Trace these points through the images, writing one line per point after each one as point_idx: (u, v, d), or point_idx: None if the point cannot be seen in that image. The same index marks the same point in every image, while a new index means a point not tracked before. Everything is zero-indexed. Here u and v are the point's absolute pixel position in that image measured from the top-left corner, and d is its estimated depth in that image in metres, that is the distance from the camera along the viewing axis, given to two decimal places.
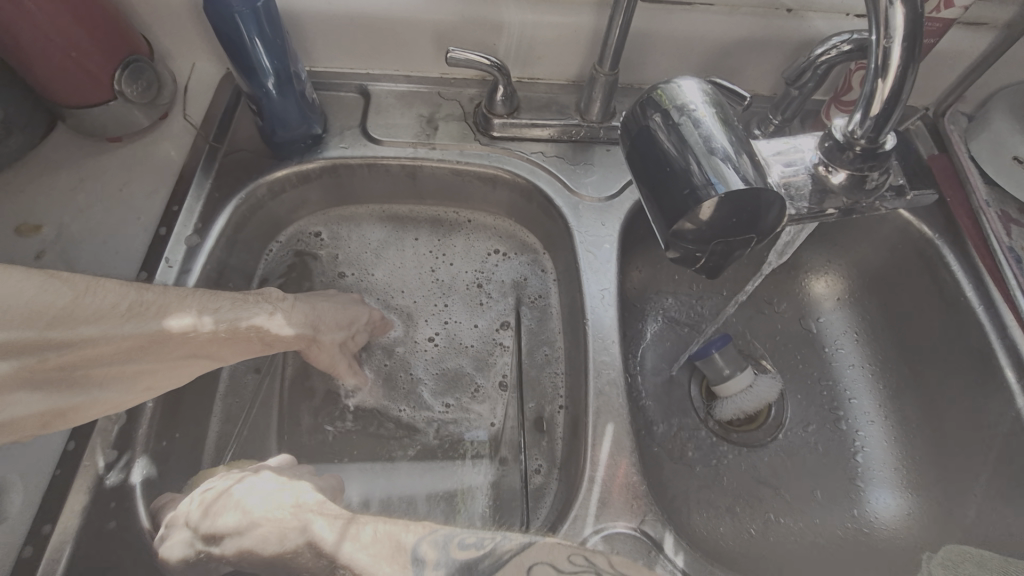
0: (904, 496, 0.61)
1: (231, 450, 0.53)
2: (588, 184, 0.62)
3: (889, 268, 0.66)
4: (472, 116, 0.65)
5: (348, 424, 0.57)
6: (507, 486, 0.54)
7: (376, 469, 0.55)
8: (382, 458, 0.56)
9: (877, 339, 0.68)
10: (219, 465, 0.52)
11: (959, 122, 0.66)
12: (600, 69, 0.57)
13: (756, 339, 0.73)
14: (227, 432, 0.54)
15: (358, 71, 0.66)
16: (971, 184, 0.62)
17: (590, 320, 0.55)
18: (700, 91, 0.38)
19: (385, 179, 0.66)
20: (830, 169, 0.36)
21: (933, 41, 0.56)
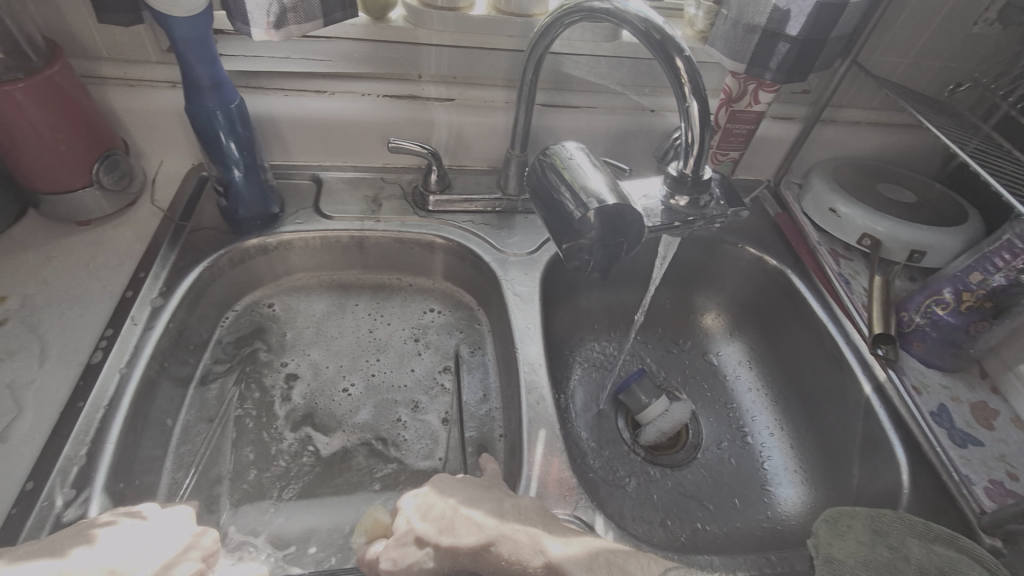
0: (806, 492, 0.70)
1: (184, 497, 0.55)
2: (512, 244, 0.75)
3: (761, 302, 0.81)
4: (411, 195, 0.78)
5: (303, 465, 0.61)
6: None
7: (327, 503, 0.58)
8: (335, 495, 0.59)
9: (765, 363, 0.81)
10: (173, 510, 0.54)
11: (792, 188, 0.86)
12: (513, 152, 0.71)
13: (669, 374, 0.84)
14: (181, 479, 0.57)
15: (311, 163, 0.78)
16: (806, 230, 0.80)
17: (519, 350, 0.65)
18: (578, 148, 0.52)
19: (337, 250, 0.75)
20: (674, 197, 0.49)
21: (754, 128, 0.76)
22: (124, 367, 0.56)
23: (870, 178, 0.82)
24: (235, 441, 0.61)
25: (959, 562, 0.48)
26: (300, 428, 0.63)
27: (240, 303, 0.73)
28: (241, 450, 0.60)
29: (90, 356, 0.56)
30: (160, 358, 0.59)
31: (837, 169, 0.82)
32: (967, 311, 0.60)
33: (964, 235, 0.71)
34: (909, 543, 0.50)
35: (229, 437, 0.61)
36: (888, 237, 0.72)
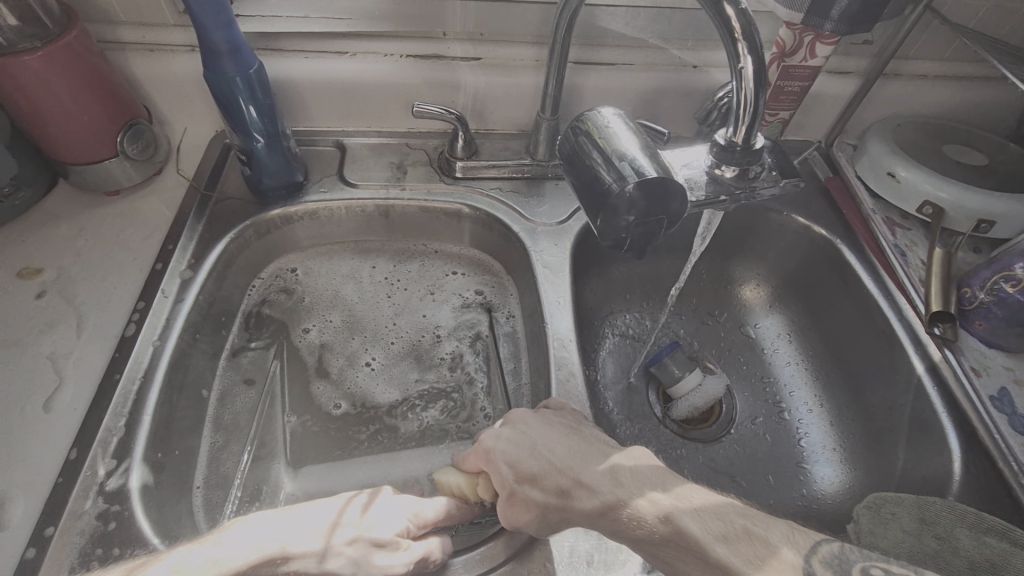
0: (845, 471, 0.67)
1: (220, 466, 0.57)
2: (541, 213, 0.72)
3: (805, 273, 0.77)
4: (437, 162, 0.75)
5: (334, 436, 0.61)
6: None
7: (359, 458, 0.60)
8: (367, 464, 0.59)
9: (806, 336, 0.77)
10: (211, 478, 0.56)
11: (846, 150, 0.79)
12: (543, 116, 0.67)
13: (703, 347, 0.81)
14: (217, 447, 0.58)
15: (334, 129, 0.76)
16: (859, 197, 0.74)
17: (549, 324, 0.63)
18: (616, 116, 0.48)
19: (362, 219, 0.74)
20: (721, 168, 0.45)
21: (808, 84, 0.69)
22: (157, 340, 0.56)
23: (934, 139, 0.75)
24: (271, 411, 0.61)
25: (1013, 556, 0.45)
26: (329, 398, 0.63)
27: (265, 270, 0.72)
28: (275, 419, 0.61)
29: (124, 329, 0.57)
30: (192, 331, 0.60)
31: (897, 129, 0.75)
32: None
33: None
34: (957, 534, 0.47)
35: (262, 404, 0.62)
36: (952, 204, 0.66)
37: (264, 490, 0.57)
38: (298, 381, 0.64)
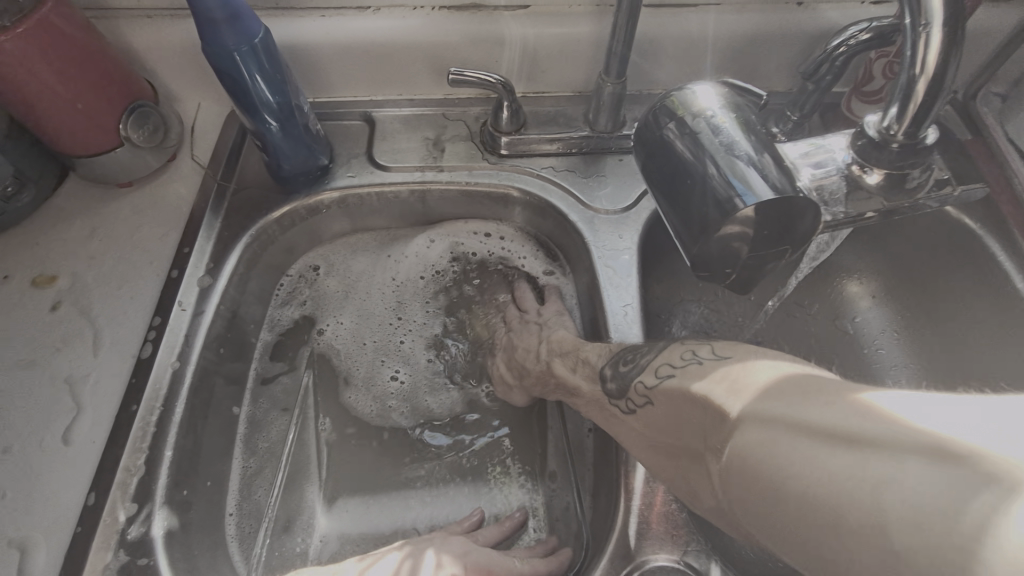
0: None
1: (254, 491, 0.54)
2: (602, 197, 0.61)
3: (928, 262, 0.62)
4: (479, 135, 0.64)
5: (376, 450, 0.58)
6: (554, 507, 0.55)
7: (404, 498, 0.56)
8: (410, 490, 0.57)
9: (919, 336, 0.64)
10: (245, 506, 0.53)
11: (992, 103, 0.62)
12: (606, 79, 0.55)
13: (795, 346, 0.67)
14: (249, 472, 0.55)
15: (361, 98, 0.66)
16: (1011, 168, 0.58)
17: (615, 338, 0.53)
18: (715, 95, 0.36)
19: (394, 204, 0.64)
20: (865, 170, 0.33)
21: None
22: (176, 361, 0.51)
23: None
24: (312, 433, 0.58)
25: None
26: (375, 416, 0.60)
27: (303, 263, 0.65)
28: (311, 438, 0.58)
29: (140, 348, 0.52)
30: (214, 347, 0.54)
31: None
32: None
33: None
34: None
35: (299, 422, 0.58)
36: None
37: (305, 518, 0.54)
38: (336, 396, 0.61)
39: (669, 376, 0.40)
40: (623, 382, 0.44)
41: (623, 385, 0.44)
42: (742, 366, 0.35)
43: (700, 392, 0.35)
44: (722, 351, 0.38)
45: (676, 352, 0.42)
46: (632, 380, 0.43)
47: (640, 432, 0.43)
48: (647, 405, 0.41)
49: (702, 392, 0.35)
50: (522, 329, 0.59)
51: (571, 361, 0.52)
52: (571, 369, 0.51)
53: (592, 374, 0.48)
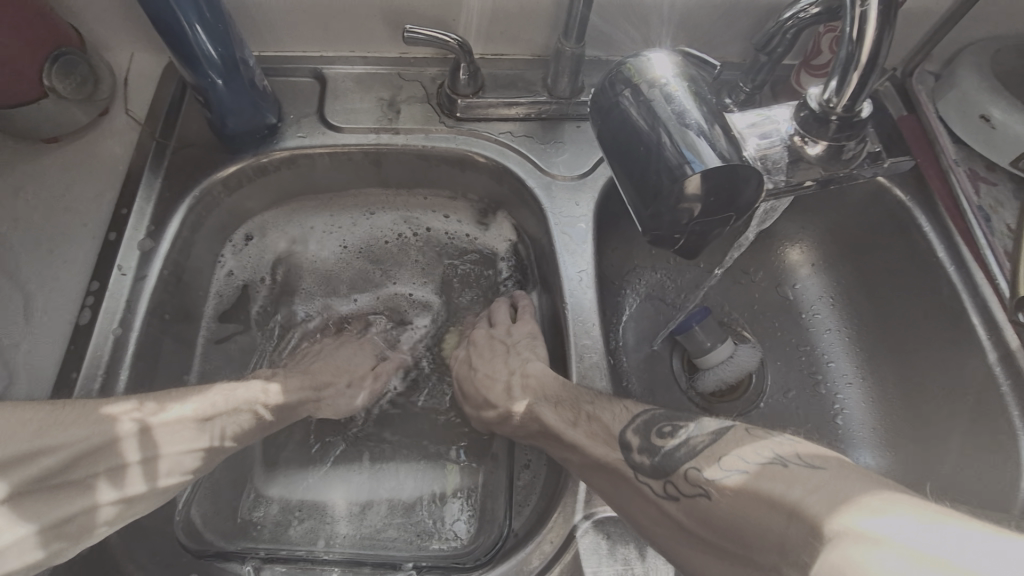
0: (882, 455, 0.62)
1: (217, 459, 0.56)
2: (560, 163, 0.61)
3: (864, 233, 0.66)
4: (436, 97, 0.63)
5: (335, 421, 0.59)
6: (497, 481, 0.55)
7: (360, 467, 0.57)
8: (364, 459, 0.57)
9: (851, 301, 0.69)
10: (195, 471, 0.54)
11: (927, 81, 0.66)
12: (565, 43, 0.55)
13: (734, 308, 0.72)
14: None
15: (312, 54, 0.63)
16: (940, 144, 0.62)
17: (569, 304, 0.55)
18: (671, 64, 0.36)
19: (350, 167, 0.63)
20: (807, 141, 0.35)
21: None
22: (117, 328, 0.50)
23: None
24: None
25: None
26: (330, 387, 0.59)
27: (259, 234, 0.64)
28: None
29: (78, 316, 0.50)
30: (159, 313, 0.53)
31: (999, 56, 0.61)
32: None
33: None
34: None
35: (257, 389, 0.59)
36: None
37: (262, 483, 0.56)
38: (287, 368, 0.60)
39: (739, 471, 0.39)
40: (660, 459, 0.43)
41: (658, 463, 0.43)
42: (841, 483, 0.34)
43: (787, 499, 0.35)
44: (812, 459, 0.37)
45: (753, 449, 0.40)
46: (680, 464, 0.42)
47: (674, 516, 0.41)
48: (700, 496, 0.40)
49: (792, 500, 0.34)
50: (486, 347, 0.58)
51: (567, 415, 0.48)
52: (569, 422, 0.47)
53: (607, 440, 0.45)
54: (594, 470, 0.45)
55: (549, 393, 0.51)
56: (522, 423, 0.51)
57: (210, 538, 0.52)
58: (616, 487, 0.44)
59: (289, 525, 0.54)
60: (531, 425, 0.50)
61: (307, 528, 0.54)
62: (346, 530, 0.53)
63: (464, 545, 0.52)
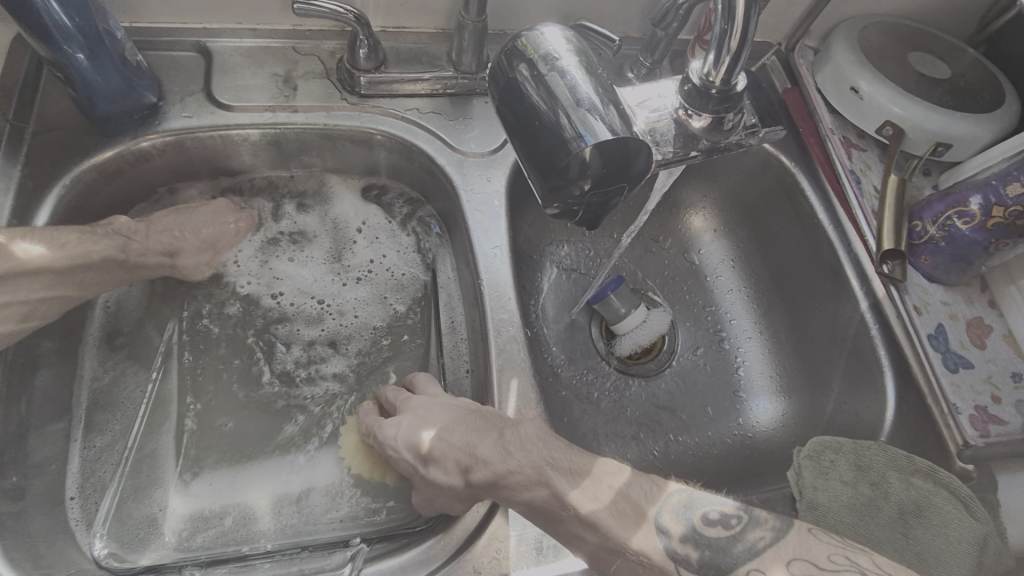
0: (777, 401, 0.68)
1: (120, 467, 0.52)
2: (471, 139, 0.60)
3: (757, 200, 0.71)
4: (336, 73, 0.60)
5: (250, 413, 0.56)
6: None
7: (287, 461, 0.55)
8: (284, 448, 0.55)
9: (749, 262, 0.74)
10: (92, 476, 0.51)
11: (807, 55, 0.71)
12: (466, 16, 0.54)
13: (646, 275, 0.76)
14: (96, 442, 0.53)
15: (193, 25, 0.57)
16: (818, 114, 0.68)
17: (485, 280, 0.55)
18: (563, 39, 0.37)
19: (246, 148, 0.59)
20: (690, 113, 0.37)
21: None
22: None
23: (904, 44, 0.67)
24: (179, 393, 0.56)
25: (936, 497, 0.48)
26: (246, 381, 0.58)
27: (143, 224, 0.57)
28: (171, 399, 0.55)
29: None
30: None
31: (864, 34, 0.67)
32: (992, 228, 0.54)
33: (999, 125, 0.61)
34: (889, 478, 0.50)
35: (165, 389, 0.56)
36: (913, 126, 0.61)
37: (168, 487, 0.52)
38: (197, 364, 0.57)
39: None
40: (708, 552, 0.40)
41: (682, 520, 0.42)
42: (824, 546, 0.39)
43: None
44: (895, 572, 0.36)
45: (818, 549, 0.39)
46: (739, 564, 0.39)
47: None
48: None
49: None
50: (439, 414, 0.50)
51: (580, 481, 0.44)
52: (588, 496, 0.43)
53: (637, 520, 0.42)
54: (615, 555, 0.41)
55: (556, 455, 0.46)
56: (522, 478, 0.44)
57: (111, 551, 0.48)
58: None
59: (211, 529, 0.51)
60: (534, 489, 0.44)
61: (230, 530, 0.51)
62: (269, 524, 0.51)
63: (398, 518, 0.52)
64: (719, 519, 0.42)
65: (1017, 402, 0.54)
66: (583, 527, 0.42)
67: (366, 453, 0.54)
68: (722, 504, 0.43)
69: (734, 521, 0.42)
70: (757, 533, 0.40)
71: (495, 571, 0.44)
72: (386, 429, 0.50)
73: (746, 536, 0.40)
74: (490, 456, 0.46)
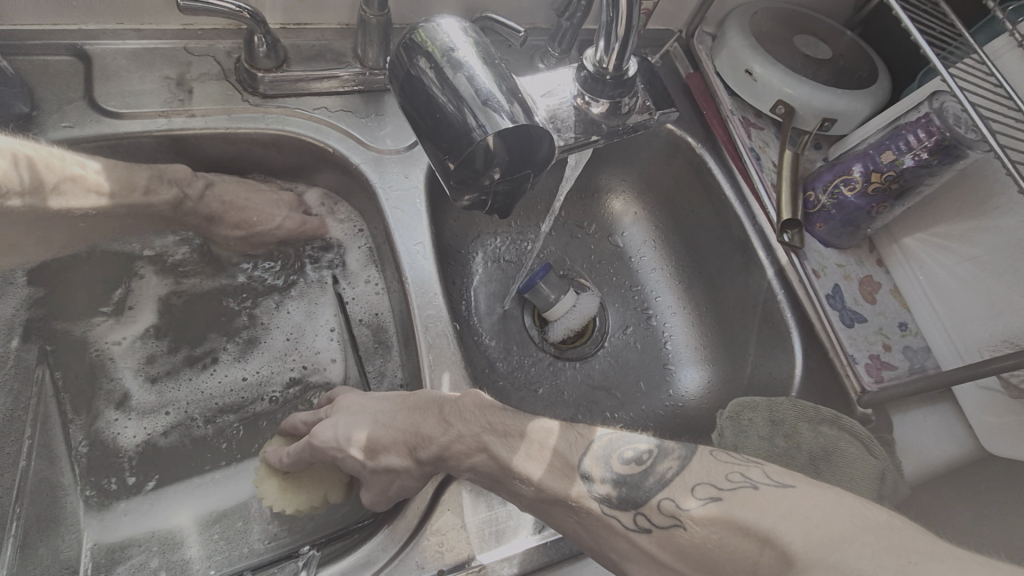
0: (703, 369, 0.72)
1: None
2: (385, 137, 0.59)
3: (670, 180, 0.75)
4: (235, 73, 0.57)
5: (164, 442, 0.54)
6: None
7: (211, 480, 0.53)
8: (201, 476, 0.53)
9: (668, 241, 0.77)
10: None
11: (706, 41, 0.75)
12: (368, 11, 0.53)
13: (574, 261, 0.78)
14: None
15: (66, 26, 0.53)
16: (719, 97, 0.72)
17: (410, 277, 0.55)
18: (460, 31, 0.37)
19: (140, 158, 0.55)
20: (589, 100, 0.38)
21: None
22: None
23: (791, 28, 0.72)
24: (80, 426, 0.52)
25: (841, 442, 0.53)
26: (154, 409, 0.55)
27: (60, 287, 0.55)
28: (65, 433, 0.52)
29: None
30: None
31: (755, 19, 0.71)
32: (872, 193, 0.59)
33: (875, 100, 0.66)
34: (800, 429, 0.54)
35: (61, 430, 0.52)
36: (801, 104, 0.66)
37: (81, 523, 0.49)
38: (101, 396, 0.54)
39: (713, 500, 0.36)
40: (629, 489, 0.39)
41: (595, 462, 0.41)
42: (723, 463, 0.39)
43: (760, 527, 0.33)
44: (780, 478, 0.36)
45: (717, 470, 0.38)
46: (651, 496, 0.38)
47: (648, 551, 0.37)
48: (675, 528, 0.36)
49: (764, 528, 0.33)
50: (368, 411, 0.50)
51: (516, 443, 0.43)
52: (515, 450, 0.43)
53: (564, 472, 0.41)
54: (551, 503, 0.41)
55: (492, 420, 0.45)
56: (462, 446, 0.45)
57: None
58: (587, 520, 0.40)
59: (136, 563, 0.49)
60: (473, 455, 0.44)
61: (156, 556, 0.49)
62: (198, 550, 0.49)
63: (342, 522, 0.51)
64: (633, 456, 0.41)
65: (904, 348, 0.60)
66: (518, 482, 0.42)
67: (295, 487, 0.50)
68: (643, 441, 0.42)
69: (646, 455, 0.41)
70: (666, 464, 0.40)
71: (439, 565, 0.44)
72: (321, 434, 0.48)
73: (656, 468, 0.40)
74: (432, 431, 0.46)
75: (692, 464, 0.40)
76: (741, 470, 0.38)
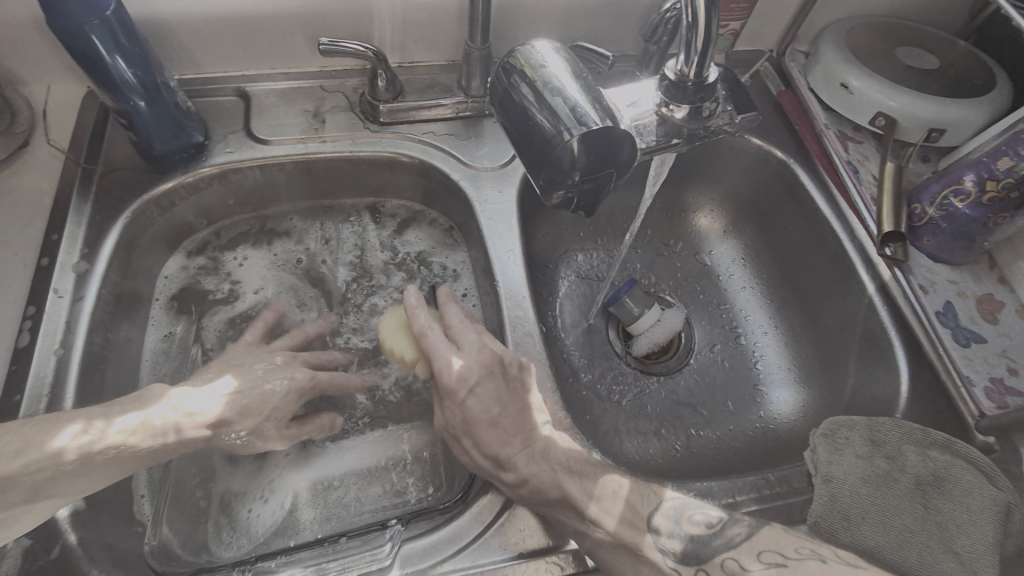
0: (797, 391, 0.69)
1: (167, 468, 0.55)
2: (483, 156, 0.66)
3: (760, 196, 0.74)
4: (359, 106, 0.66)
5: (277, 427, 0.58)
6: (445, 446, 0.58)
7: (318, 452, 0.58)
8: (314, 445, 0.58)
9: (760, 259, 0.76)
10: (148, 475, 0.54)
11: (798, 59, 0.75)
12: (473, 45, 0.60)
13: (659, 278, 0.79)
14: None
15: (233, 73, 0.65)
16: (813, 112, 0.71)
17: (501, 281, 0.59)
18: (552, 51, 0.42)
19: (281, 178, 0.65)
20: (671, 107, 0.40)
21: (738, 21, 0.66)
22: (59, 349, 0.51)
23: (891, 41, 0.70)
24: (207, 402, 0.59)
25: (954, 467, 0.49)
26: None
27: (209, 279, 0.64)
28: None
29: (16, 340, 0.51)
30: (102, 330, 0.54)
31: (851, 34, 0.70)
32: (988, 203, 0.55)
33: (993, 108, 0.62)
34: (905, 452, 0.51)
35: None
36: (904, 115, 0.64)
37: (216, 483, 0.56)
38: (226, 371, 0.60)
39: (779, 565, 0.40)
40: (696, 547, 0.42)
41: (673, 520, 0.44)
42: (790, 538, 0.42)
43: None
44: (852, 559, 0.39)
45: (786, 541, 0.42)
46: (716, 554, 0.42)
47: None
48: None
49: None
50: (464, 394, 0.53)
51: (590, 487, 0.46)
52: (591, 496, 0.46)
53: (635, 523, 0.44)
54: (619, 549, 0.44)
55: (570, 463, 0.48)
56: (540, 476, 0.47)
57: (173, 546, 0.51)
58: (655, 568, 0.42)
59: (258, 519, 0.54)
60: (551, 492, 0.46)
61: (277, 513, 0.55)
62: (312, 515, 0.54)
63: (438, 498, 0.55)
64: (704, 520, 0.44)
65: None
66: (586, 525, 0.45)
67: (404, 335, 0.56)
68: (712, 509, 0.45)
69: (716, 521, 0.44)
70: (735, 529, 0.43)
71: (521, 550, 0.46)
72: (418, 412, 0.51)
73: (726, 531, 0.43)
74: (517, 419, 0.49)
75: (759, 529, 0.43)
76: (810, 544, 0.41)
